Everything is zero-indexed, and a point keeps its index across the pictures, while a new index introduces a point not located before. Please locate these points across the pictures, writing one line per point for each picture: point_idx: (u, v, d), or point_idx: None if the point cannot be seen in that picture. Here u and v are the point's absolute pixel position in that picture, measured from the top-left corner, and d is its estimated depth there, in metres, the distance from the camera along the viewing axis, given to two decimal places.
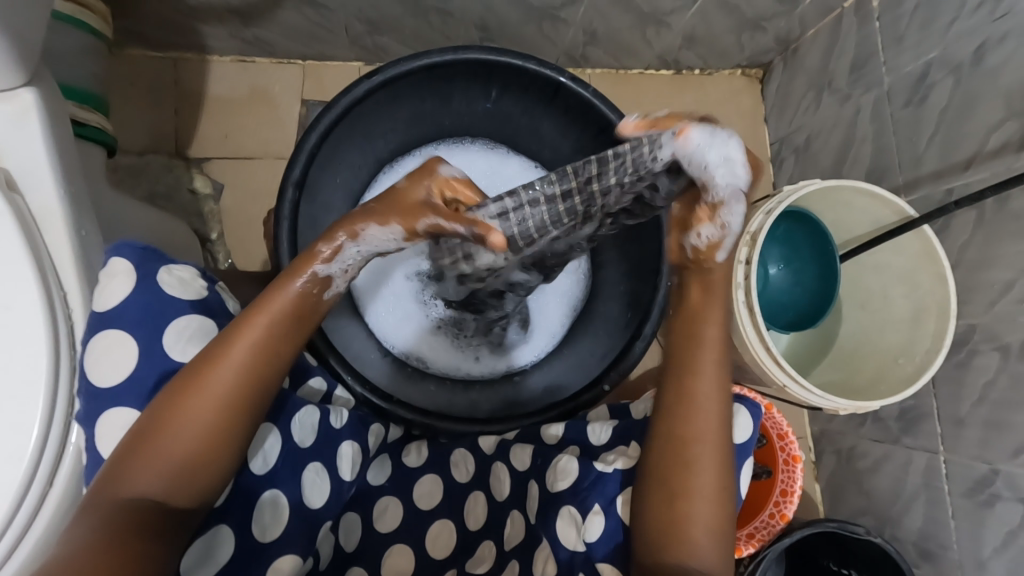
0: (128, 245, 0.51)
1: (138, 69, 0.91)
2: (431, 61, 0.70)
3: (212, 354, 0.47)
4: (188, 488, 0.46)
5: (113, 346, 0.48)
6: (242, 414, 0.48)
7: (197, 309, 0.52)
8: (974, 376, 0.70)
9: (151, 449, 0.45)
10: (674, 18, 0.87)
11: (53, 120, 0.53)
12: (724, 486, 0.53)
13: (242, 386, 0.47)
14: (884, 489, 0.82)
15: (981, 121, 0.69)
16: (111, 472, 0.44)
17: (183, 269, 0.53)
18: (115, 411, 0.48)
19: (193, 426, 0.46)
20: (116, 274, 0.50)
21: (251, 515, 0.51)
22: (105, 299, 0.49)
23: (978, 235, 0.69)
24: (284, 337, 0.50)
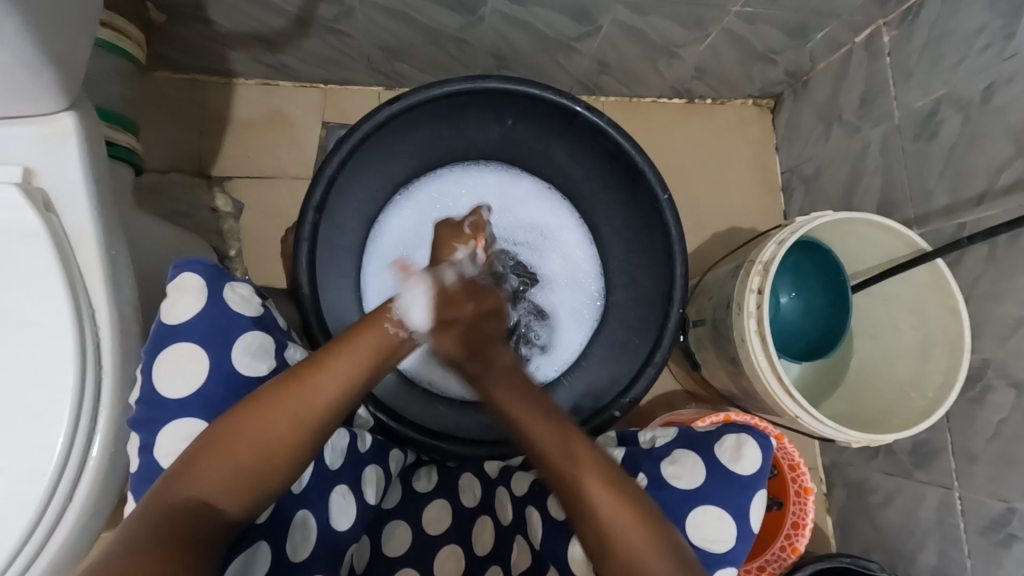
0: (198, 261, 0.53)
1: (165, 92, 0.94)
2: (450, 90, 0.72)
3: (302, 374, 0.49)
4: (244, 500, 0.46)
5: (183, 358, 0.49)
6: (313, 440, 0.48)
7: (258, 326, 0.53)
8: (987, 412, 0.69)
9: (220, 454, 0.45)
10: (686, 51, 0.89)
11: (89, 143, 0.55)
12: (626, 498, 0.51)
13: (321, 412, 0.48)
14: (897, 526, 0.81)
15: (990, 158, 0.70)
16: (180, 471, 0.45)
17: (245, 286, 0.54)
18: (177, 422, 0.48)
19: (268, 438, 0.46)
20: (187, 289, 0.51)
21: (285, 536, 0.51)
22: (175, 313, 0.51)
23: (989, 270, 0.69)
24: (363, 375, 0.51)
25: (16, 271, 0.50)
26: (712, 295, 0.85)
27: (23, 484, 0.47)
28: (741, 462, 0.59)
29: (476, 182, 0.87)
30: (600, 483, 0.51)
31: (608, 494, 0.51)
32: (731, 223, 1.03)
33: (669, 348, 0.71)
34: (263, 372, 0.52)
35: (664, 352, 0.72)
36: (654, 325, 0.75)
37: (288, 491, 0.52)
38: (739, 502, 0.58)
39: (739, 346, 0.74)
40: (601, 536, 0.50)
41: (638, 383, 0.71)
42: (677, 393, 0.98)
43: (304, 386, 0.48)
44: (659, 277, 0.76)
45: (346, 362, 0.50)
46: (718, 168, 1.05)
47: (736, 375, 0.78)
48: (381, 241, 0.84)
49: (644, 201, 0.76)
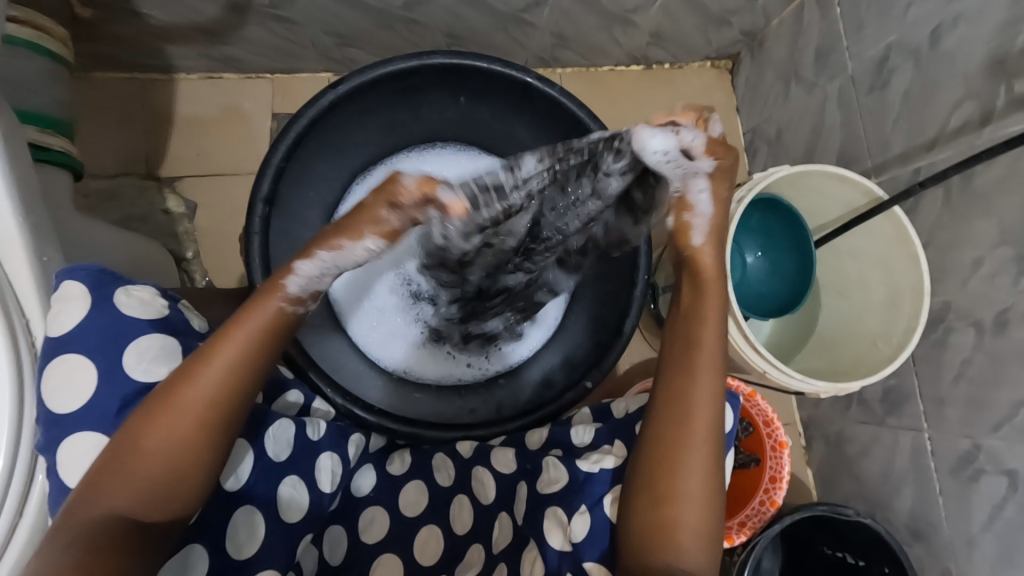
0: (83, 268, 0.51)
1: (103, 92, 0.90)
2: (395, 68, 0.70)
3: (190, 368, 0.47)
4: (164, 504, 0.45)
5: (73, 371, 0.47)
6: (223, 430, 0.47)
7: (158, 328, 0.52)
8: (951, 354, 0.71)
9: (126, 467, 0.44)
10: (639, 15, 0.88)
11: (9, 147, 0.52)
12: (713, 483, 0.53)
13: (220, 403, 0.47)
14: (873, 472, 0.83)
15: (942, 103, 0.70)
16: (83, 493, 0.43)
17: (142, 289, 0.53)
18: (74, 436, 0.47)
19: (172, 441, 0.45)
20: (70, 299, 0.49)
21: (225, 533, 0.51)
22: (59, 324, 0.48)
23: (946, 213, 0.70)
24: (257, 355, 0.49)
25: None
26: None
27: None
28: None
29: (435, 164, 0.83)
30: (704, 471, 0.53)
31: (705, 482, 0.53)
32: None
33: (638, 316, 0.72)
34: (163, 375, 0.50)
35: (633, 321, 0.72)
36: (621, 295, 0.75)
37: (222, 487, 0.51)
38: None
39: None
40: (668, 495, 0.52)
41: (611, 350, 0.72)
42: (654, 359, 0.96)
43: (196, 380, 0.47)
44: None
45: (236, 345, 0.49)
46: None
47: None
48: None
49: None
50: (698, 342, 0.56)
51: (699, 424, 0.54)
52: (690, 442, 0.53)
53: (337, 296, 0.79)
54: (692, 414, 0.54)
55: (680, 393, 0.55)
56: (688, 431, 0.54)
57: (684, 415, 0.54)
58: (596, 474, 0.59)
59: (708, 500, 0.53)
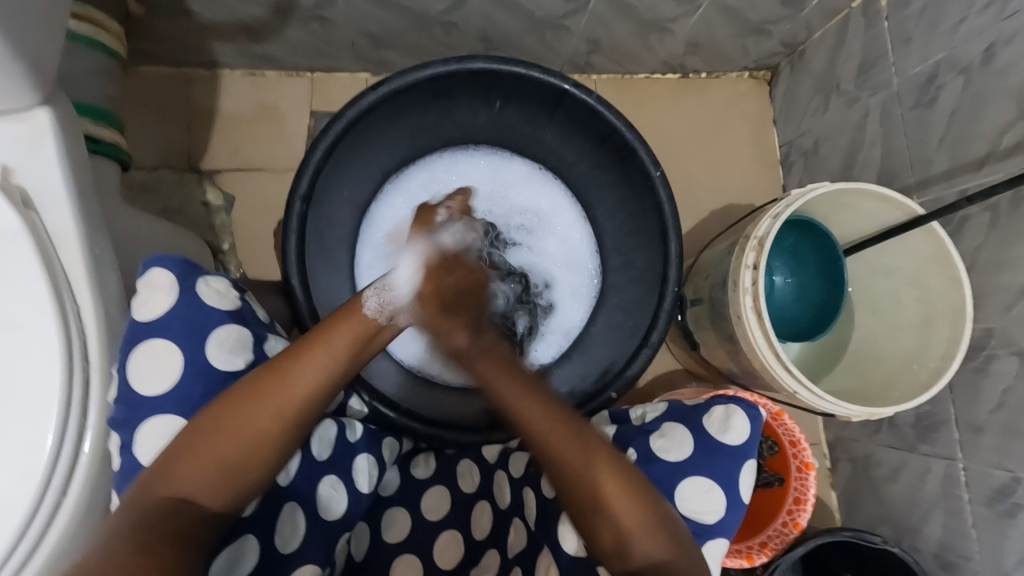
0: (169, 257, 0.52)
1: (151, 86, 0.93)
2: (434, 72, 0.70)
3: (279, 367, 0.49)
4: (230, 491, 0.46)
5: (158, 356, 0.49)
6: (297, 429, 0.49)
7: (234, 319, 0.53)
8: (991, 382, 0.68)
9: (201, 451, 0.46)
10: (677, 24, 0.87)
11: (66, 139, 0.54)
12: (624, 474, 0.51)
13: (302, 404, 0.49)
14: (901, 499, 0.81)
15: (992, 123, 0.68)
16: (161, 471, 0.45)
17: (219, 281, 0.54)
18: (156, 418, 0.48)
19: (247, 432, 0.47)
20: (157, 287, 0.51)
21: (273, 528, 0.52)
22: (147, 312, 0.50)
23: (992, 237, 0.68)
24: (341, 366, 0.51)
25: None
26: (710, 274, 0.84)
27: (16, 484, 0.47)
28: (729, 433, 0.58)
29: (466, 167, 0.85)
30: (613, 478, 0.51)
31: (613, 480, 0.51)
32: (730, 199, 1.01)
33: (666, 327, 0.70)
34: (239, 367, 0.51)
35: (661, 331, 0.70)
36: (650, 305, 0.75)
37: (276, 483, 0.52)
38: (727, 471, 0.57)
39: (736, 323, 0.73)
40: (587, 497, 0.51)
41: (634, 361, 0.71)
42: (678, 372, 0.96)
43: (281, 380, 0.48)
44: (655, 257, 0.75)
45: (324, 353, 0.51)
46: (715, 145, 1.02)
47: (735, 353, 0.77)
48: (374, 230, 0.82)
49: (638, 180, 0.75)
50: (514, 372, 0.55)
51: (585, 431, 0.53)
52: (569, 460, 0.51)
53: None
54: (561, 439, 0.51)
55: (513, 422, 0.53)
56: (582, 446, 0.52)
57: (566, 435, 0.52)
58: None
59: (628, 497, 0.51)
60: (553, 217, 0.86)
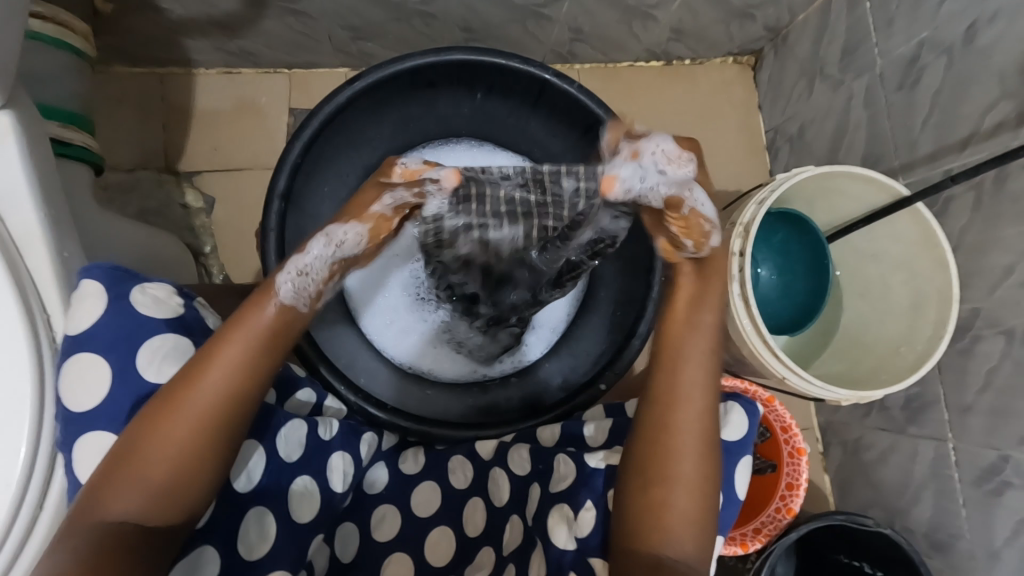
0: (99, 265, 0.51)
1: (122, 86, 0.91)
2: (413, 65, 0.69)
3: (191, 372, 0.47)
4: (165, 508, 0.45)
5: (87, 369, 0.48)
6: (223, 434, 0.47)
7: (172, 327, 0.52)
8: (978, 363, 0.68)
9: (128, 473, 0.44)
10: (660, 10, 0.86)
11: (30, 143, 0.53)
12: (708, 471, 0.51)
13: (220, 409, 0.47)
14: (892, 481, 0.81)
15: (975, 103, 0.67)
16: (90, 494, 0.44)
17: (158, 287, 0.53)
18: (92, 433, 0.48)
19: (171, 445, 0.45)
20: (86, 296, 0.49)
21: (236, 533, 0.51)
22: (75, 322, 0.49)
23: (977, 217, 0.68)
24: (258, 360, 0.49)
25: None
26: None
27: None
28: (725, 430, 0.58)
29: (450, 159, 0.82)
30: (692, 465, 0.51)
31: (693, 468, 0.51)
32: (717, 186, 1.00)
33: (654, 318, 0.70)
34: (172, 377, 0.51)
35: (649, 322, 0.70)
36: (637, 296, 0.74)
37: (234, 486, 0.52)
38: (722, 470, 0.57)
39: (724, 310, 0.73)
40: (656, 478, 0.51)
41: (624, 353, 0.70)
42: None
43: (196, 385, 0.46)
44: (641, 247, 0.74)
45: (236, 349, 0.48)
46: (700, 132, 1.02)
47: (724, 341, 0.77)
48: None
49: None
50: (683, 314, 0.55)
51: (687, 439, 0.52)
52: (674, 436, 0.52)
53: (352, 286, 0.77)
54: (680, 407, 0.53)
55: (659, 388, 0.54)
56: (674, 443, 0.52)
57: (671, 406, 0.53)
58: (598, 470, 0.57)
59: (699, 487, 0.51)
60: None
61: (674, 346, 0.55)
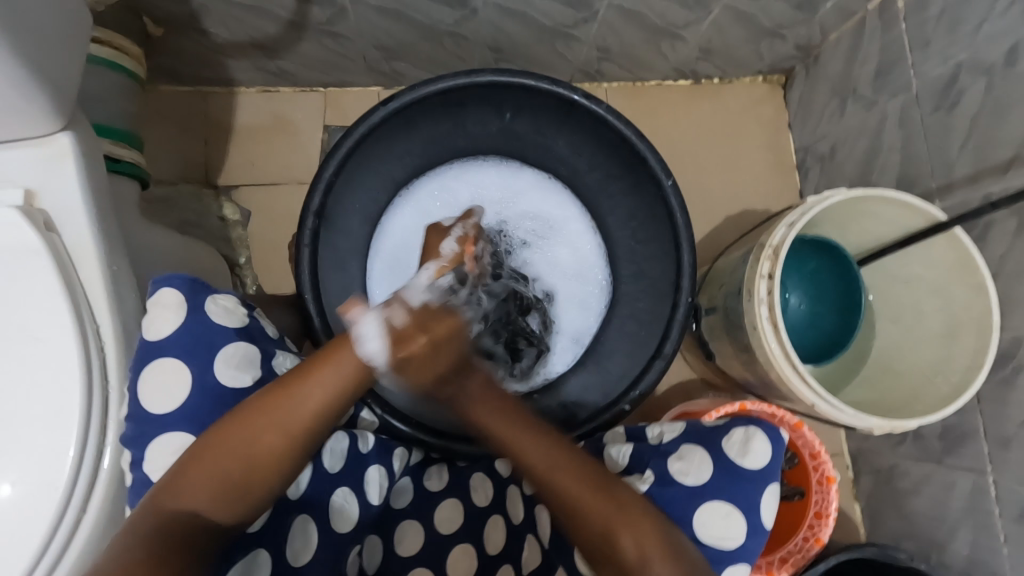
0: (178, 276, 0.53)
1: (169, 104, 0.95)
2: (444, 86, 0.71)
3: (286, 384, 0.49)
4: (234, 505, 0.47)
5: (166, 375, 0.50)
6: (303, 447, 0.49)
7: (243, 337, 0.54)
8: (1020, 394, 0.66)
9: (209, 463, 0.46)
10: (689, 30, 0.86)
11: (87, 162, 0.56)
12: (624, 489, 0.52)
13: (309, 422, 0.49)
14: (927, 513, 0.78)
15: (1017, 125, 0.66)
16: (170, 482, 0.46)
17: (228, 298, 0.54)
18: (165, 435, 0.49)
19: (252, 446, 0.47)
20: (166, 305, 0.52)
21: (285, 541, 0.52)
22: (155, 329, 0.51)
23: (1018, 243, 0.65)
24: (349, 386, 0.50)
25: (23, 292, 0.51)
26: (724, 282, 0.83)
27: (38, 498, 0.48)
28: (748, 457, 0.58)
29: (476, 179, 0.86)
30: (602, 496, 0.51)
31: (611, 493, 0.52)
32: (745, 205, 1.00)
33: (680, 338, 0.69)
34: (247, 383, 0.52)
35: (675, 343, 0.69)
36: (662, 315, 0.73)
37: (286, 496, 0.53)
38: (749, 497, 0.56)
39: (751, 334, 0.72)
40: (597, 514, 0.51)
41: (648, 373, 0.69)
42: (693, 382, 0.95)
43: (290, 396, 0.48)
44: (666, 267, 0.74)
45: (329, 372, 0.49)
46: (728, 150, 1.01)
47: (751, 364, 0.76)
48: (385, 244, 0.83)
49: (649, 189, 0.74)
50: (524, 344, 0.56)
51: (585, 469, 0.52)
52: (582, 479, 0.52)
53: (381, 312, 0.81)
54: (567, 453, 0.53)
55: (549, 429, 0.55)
56: (587, 476, 0.52)
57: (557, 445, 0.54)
58: None
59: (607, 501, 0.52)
60: (564, 225, 0.86)
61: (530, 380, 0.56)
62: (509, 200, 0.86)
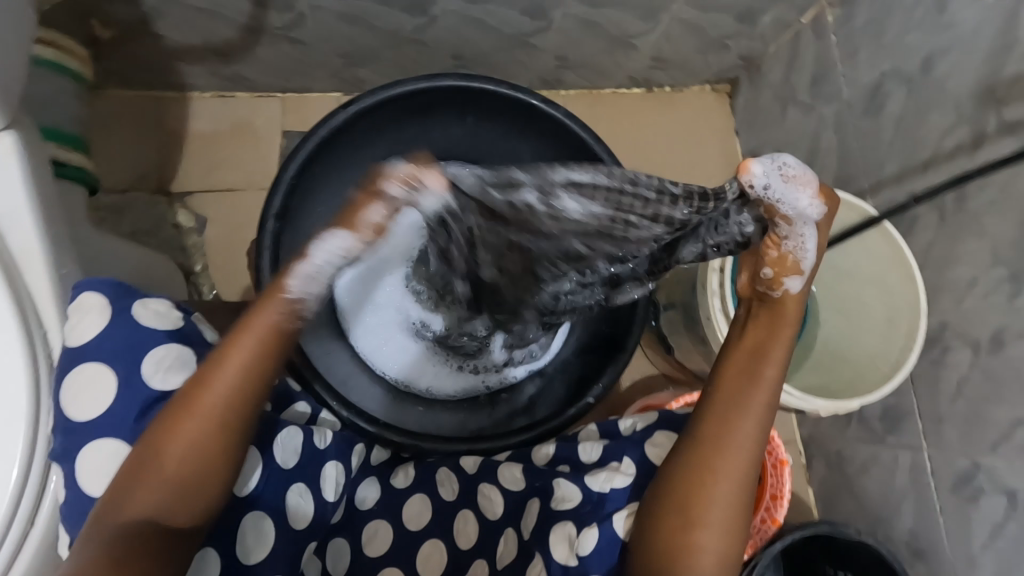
0: (101, 279, 0.52)
1: (116, 109, 0.92)
2: (406, 89, 0.72)
3: (204, 377, 0.49)
4: (186, 506, 0.47)
5: (90, 379, 0.49)
6: (237, 435, 0.49)
7: (174, 339, 0.53)
8: (949, 373, 0.72)
9: (150, 472, 0.46)
10: (640, 40, 0.91)
11: (32, 163, 0.54)
12: (743, 503, 0.55)
13: (234, 408, 0.49)
14: (874, 491, 0.83)
15: (936, 127, 0.72)
16: (111, 496, 0.46)
17: (159, 302, 0.53)
18: (95, 443, 0.48)
19: (190, 446, 0.47)
20: (89, 310, 0.50)
21: (234, 538, 0.53)
22: (77, 334, 0.50)
23: (941, 234, 0.72)
24: (263, 362, 0.50)
25: None
26: (681, 278, 0.86)
27: None
28: None
29: None
30: (722, 496, 0.54)
31: (728, 500, 0.54)
32: None
33: (639, 333, 0.74)
34: (177, 386, 0.51)
35: (636, 338, 0.74)
36: (622, 317, 0.75)
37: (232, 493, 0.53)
38: None
39: (706, 324, 0.76)
40: (697, 511, 0.54)
41: (611, 368, 0.74)
42: (657, 377, 0.98)
43: (210, 387, 0.48)
44: None
45: (242, 351, 0.49)
46: (681, 155, 1.06)
47: (709, 354, 0.79)
48: None
49: None
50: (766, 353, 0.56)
51: (728, 475, 0.55)
52: (709, 479, 0.54)
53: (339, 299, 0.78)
54: (722, 451, 0.55)
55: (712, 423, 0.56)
56: (706, 476, 0.55)
57: (713, 445, 0.55)
58: (608, 494, 0.61)
59: (730, 528, 0.55)
60: None
61: (746, 394, 0.56)
62: None
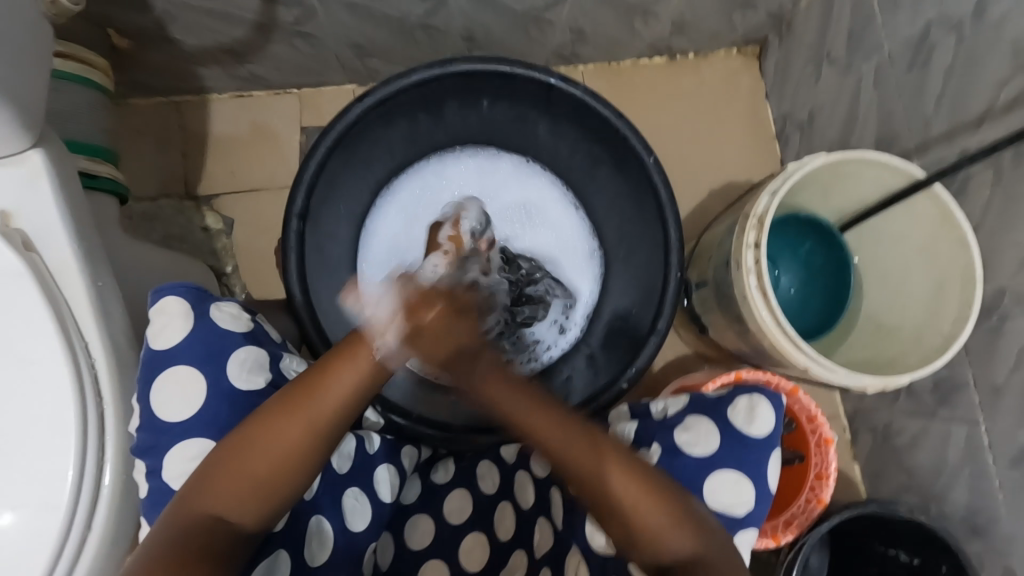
0: (180, 285, 0.53)
1: (140, 117, 0.94)
2: (418, 78, 0.70)
3: (307, 387, 0.48)
4: (260, 509, 0.47)
5: (182, 381, 0.50)
6: (327, 448, 0.48)
7: (251, 340, 0.54)
8: (1007, 343, 0.67)
9: (235, 468, 0.46)
10: (660, 6, 0.86)
11: (61, 179, 0.55)
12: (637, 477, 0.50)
13: (332, 422, 0.48)
14: (925, 466, 0.80)
15: (990, 77, 0.66)
16: (196, 487, 0.46)
17: (232, 304, 0.54)
18: (185, 442, 0.49)
19: (281, 448, 0.47)
20: (173, 315, 0.52)
21: (303, 542, 0.53)
22: (164, 339, 0.52)
23: (997, 194, 0.67)
24: (370, 384, 0.49)
25: (8, 315, 0.51)
26: (712, 254, 0.83)
27: (42, 520, 0.48)
28: (755, 424, 0.58)
29: (454, 172, 0.84)
30: (629, 487, 0.50)
31: (624, 479, 0.50)
32: (729, 178, 1.00)
33: (672, 314, 0.70)
34: (261, 386, 0.52)
35: (668, 319, 0.70)
36: (654, 293, 0.74)
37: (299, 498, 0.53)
38: (756, 464, 0.57)
39: (743, 304, 0.73)
40: (617, 512, 0.50)
41: (644, 350, 0.70)
42: (689, 356, 0.95)
43: (313, 399, 0.48)
44: (656, 245, 0.74)
45: (350, 370, 0.49)
46: (708, 125, 1.01)
47: (745, 333, 0.77)
48: (371, 246, 0.82)
49: (632, 167, 0.74)
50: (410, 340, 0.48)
51: (584, 470, 0.50)
52: (595, 477, 0.50)
53: None
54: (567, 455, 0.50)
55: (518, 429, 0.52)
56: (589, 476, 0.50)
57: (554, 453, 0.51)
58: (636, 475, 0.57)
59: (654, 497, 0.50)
60: (547, 205, 0.85)
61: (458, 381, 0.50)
62: (488, 187, 0.84)
